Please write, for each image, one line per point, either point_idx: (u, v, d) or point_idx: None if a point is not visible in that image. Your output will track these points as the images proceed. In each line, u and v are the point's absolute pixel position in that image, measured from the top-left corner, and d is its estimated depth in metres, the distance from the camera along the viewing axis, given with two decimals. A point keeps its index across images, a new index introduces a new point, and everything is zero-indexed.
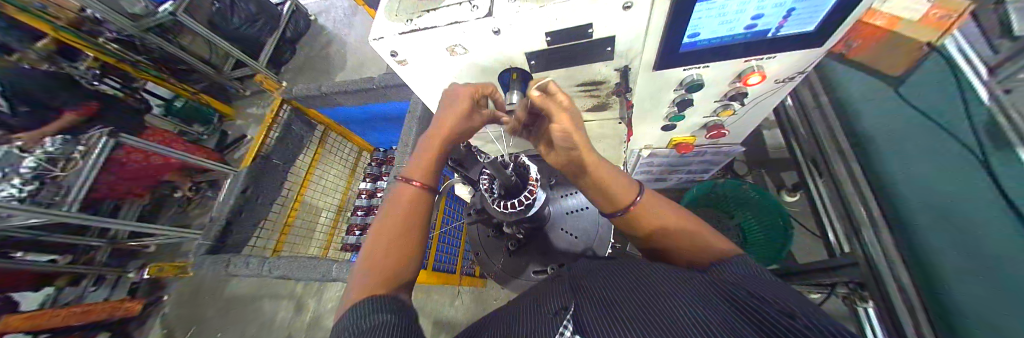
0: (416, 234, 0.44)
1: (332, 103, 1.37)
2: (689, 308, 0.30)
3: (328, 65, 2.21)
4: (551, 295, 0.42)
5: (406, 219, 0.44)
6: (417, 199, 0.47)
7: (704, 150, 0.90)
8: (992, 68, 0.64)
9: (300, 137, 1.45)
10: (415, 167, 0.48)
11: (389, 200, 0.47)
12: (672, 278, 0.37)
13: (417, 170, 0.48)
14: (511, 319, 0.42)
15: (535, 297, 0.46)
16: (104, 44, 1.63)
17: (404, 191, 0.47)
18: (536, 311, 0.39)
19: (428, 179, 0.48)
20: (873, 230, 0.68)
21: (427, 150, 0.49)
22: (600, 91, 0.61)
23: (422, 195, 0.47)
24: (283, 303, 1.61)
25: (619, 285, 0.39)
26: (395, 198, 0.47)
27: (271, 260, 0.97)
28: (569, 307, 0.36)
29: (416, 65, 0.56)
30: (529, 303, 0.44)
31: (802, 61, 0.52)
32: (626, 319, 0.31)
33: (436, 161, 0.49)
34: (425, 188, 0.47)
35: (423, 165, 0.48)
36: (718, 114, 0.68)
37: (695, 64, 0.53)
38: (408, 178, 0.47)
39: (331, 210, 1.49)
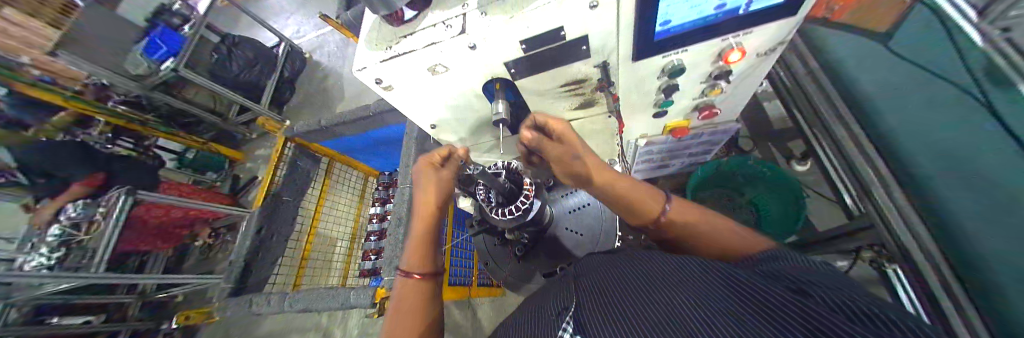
0: (431, 312, 0.49)
1: (333, 135, 1.41)
2: (692, 300, 0.29)
3: (327, 98, 2.28)
4: (556, 296, 0.43)
5: (414, 307, 0.49)
6: (419, 287, 0.51)
7: (699, 131, 0.89)
8: (981, 9, 0.61)
9: (306, 171, 1.48)
10: (412, 259, 0.53)
11: (394, 299, 0.51)
12: (675, 266, 0.37)
13: (414, 262, 0.53)
14: (518, 322, 0.42)
15: (541, 299, 0.47)
16: (113, 107, 1.71)
17: (406, 286, 0.52)
18: (540, 313, 0.40)
19: (423, 265, 0.53)
20: (882, 186, 0.66)
21: (418, 235, 0.56)
22: (584, 89, 0.62)
23: (423, 284, 0.52)
24: (308, 336, 1.63)
25: (621, 278, 0.39)
26: (399, 295, 0.52)
27: (290, 295, 0.99)
28: (570, 308, 0.36)
29: (401, 88, 0.58)
30: (534, 306, 0.45)
31: (779, 31, 0.52)
32: (631, 318, 0.31)
33: (429, 247, 0.55)
34: (424, 275, 0.52)
35: (418, 255, 0.54)
36: (706, 95, 0.68)
37: (673, 49, 0.53)
38: (407, 271, 0.52)
39: (344, 239, 1.53)
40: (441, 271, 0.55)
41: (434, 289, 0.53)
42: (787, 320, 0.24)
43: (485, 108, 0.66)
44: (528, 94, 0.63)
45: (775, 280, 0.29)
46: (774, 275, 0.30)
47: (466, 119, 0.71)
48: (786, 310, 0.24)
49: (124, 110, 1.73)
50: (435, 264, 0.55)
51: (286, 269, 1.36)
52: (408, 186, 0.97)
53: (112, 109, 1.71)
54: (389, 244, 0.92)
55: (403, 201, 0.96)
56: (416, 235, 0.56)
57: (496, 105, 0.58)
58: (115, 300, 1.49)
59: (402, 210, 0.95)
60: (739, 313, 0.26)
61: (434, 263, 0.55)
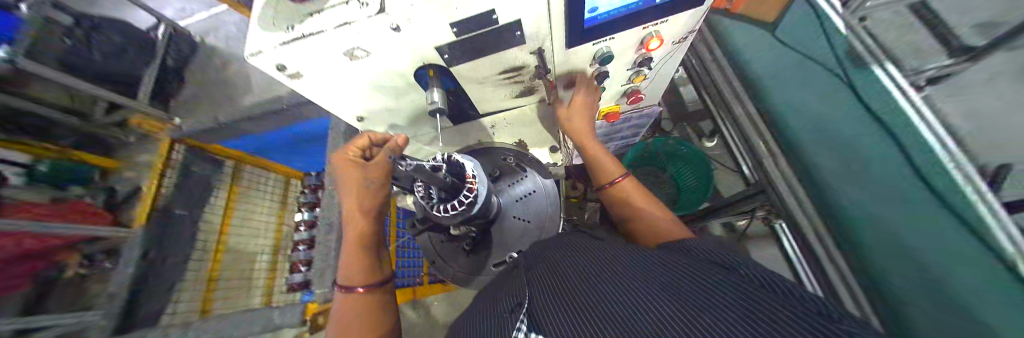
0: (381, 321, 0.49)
1: (238, 131, 1.17)
2: (638, 280, 0.31)
3: (230, 88, 1.90)
4: (508, 291, 0.42)
5: (360, 320, 0.47)
6: (362, 301, 0.49)
7: (629, 115, 0.96)
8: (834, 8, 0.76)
9: (207, 178, 1.24)
10: (351, 273, 0.51)
11: (336, 317, 0.49)
12: (620, 252, 0.39)
13: (354, 276, 0.51)
14: (470, 322, 0.40)
15: (494, 296, 0.45)
16: None
17: (349, 301, 0.50)
18: (494, 311, 0.38)
19: (366, 277, 0.51)
20: (769, 156, 0.80)
21: (354, 248, 0.52)
22: (523, 76, 0.62)
23: (369, 296, 0.50)
24: None
25: (571, 266, 0.40)
26: (341, 311, 0.49)
27: (196, 326, 0.83)
28: (524, 301, 0.35)
29: (315, 76, 0.50)
30: (487, 305, 0.42)
31: (688, 22, 0.57)
32: (584, 299, 0.31)
33: (370, 258, 0.52)
34: (368, 287, 0.50)
35: (358, 266, 0.51)
36: (632, 81, 0.74)
37: (602, 37, 0.55)
38: (348, 286, 0.50)
39: (266, 252, 1.33)
40: (387, 280, 0.53)
41: (382, 300, 0.51)
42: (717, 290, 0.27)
43: (420, 97, 0.61)
44: (466, 82, 0.61)
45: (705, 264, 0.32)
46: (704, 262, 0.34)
47: (400, 109, 0.65)
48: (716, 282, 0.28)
49: None
50: (380, 273, 0.53)
51: (194, 296, 1.14)
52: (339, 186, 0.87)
53: None
54: (320, 252, 0.82)
55: (334, 204, 0.86)
56: (354, 244, 0.52)
57: (431, 93, 0.54)
58: None
59: (334, 214, 0.85)
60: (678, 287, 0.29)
61: (378, 273, 0.53)
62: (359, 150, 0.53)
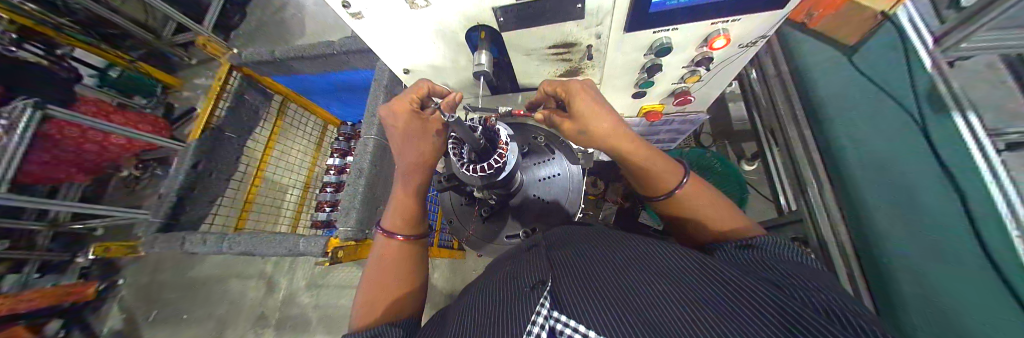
0: (416, 272, 0.53)
1: (289, 70, 1.25)
2: (676, 287, 0.30)
3: (284, 31, 2.00)
4: (529, 265, 0.43)
5: (399, 267, 0.52)
6: (402, 249, 0.53)
7: (670, 118, 0.93)
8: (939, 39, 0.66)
9: (254, 107, 1.35)
10: (395, 220, 0.55)
11: (375, 256, 0.54)
12: (656, 249, 0.38)
13: (397, 223, 0.54)
14: (490, 286, 0.42)
15: (514, 267, 0.46)
16: (19, 4, 1.38)
17: (388, 246, 0.53)
18: (513, 281, 0.39)
19: (409, 228, 0.55)
20: (815, 187, 0.74)
21: (402, 197, 0.56)
22: (573, 54, 0.60)
23: (407, 245, 0.54)
24: (252, 283, 1.58)
25: (597, 254, 0.40)
26: (381, 252, 0.54)
27: (231, 236, 0.92)
28: (546, 281, 0.36)
29: (373, 19, 0.51)
30: (506, 274, 0.44)
31: (763, 23, 0.53)
32: (610, 297, 0.31)
33: (415, 211, 0.56)
34: (409, 238, 0.54)
35: (403, 216, 0.55)
36: (685, 81, 0.70)
37: (664, 26, 0.52)
38: (391, 232, 0.54)
39: (297, 187, 1.41)
40: (425, 236, 0.57)
41: (418, 252, 0.55)
42: (773, 311, 0.25)
43: (466, 58, 0.62)
44: (514, 50, 0.60)
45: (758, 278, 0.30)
46: (753, 273, 0.31)
47: (445, 67, 0.66)
48: (770, 303, 0.26)
49: (33, 8, 1.42)
50: (420, 227, 0.57)
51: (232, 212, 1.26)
52: (372, 137, 0.91)
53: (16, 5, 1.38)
54: (347, 194, 0.87)
55: (366, 153, 0.90)
56: (402, 195, 0.56)
57: (478, 55, 0.54)
58: (21, 227, 1.36)
59: (364, 162, 0.89)
60: (722, 302, 0.27)
61: (419, 226, 0.56)
62: (417, 97, 0.54)
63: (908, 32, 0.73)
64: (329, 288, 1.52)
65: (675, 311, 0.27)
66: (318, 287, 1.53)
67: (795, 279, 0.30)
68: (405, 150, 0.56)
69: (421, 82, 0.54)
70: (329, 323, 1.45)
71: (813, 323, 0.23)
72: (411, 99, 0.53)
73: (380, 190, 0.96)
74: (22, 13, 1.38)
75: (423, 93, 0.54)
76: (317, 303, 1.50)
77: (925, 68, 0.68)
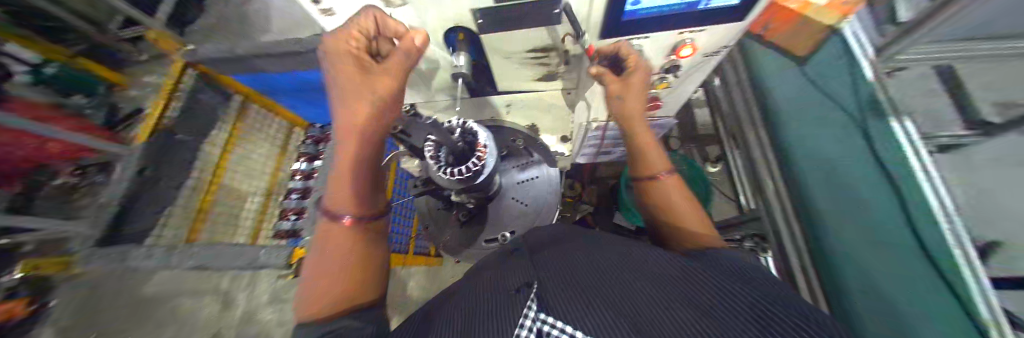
0: (373, 263, 0.42)
1: (252, 69, 1.17)
2: (663, 284, 0.30)
3: (247, 26, 1.87)
4: (511, 271, 0.41)
5: (349, 258, 0.40)
6: (351, 235, 0.41)
7: (643, 122, 0.96)
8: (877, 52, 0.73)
9: (211, 107, 1.23)
10: (339, 199, 0.42)
11: (317, 247, 0.42)
12: (639, 253, 0.38)
13: (343, 203, 0.41)
14: (470, 293, 0.40)
15: (493, 273, 0.45)
16: None
17: (333, 232, 0.41)
18: (492, 287, 0.38)
19: (359, 208, 0.42)
20: (774, 186, 0.79)
21: (345, 172, 0.41)
22: (550, 58, 0.61)
23: (358, 230, 0.42)
24: (206, 299, 1.45)
25: (578, 257, 0.40)
26: (323, 240, 0.41)
27: (181, 248, 0.84)
28: (533, 283, 0.34)
29: (345, 15, 0.48)
30: (487, 280, 0.42)
31: (726, 34, 0.56)
32: (599, 295, 0.30)
33: (366, 186, 0.42)
34: (361, 221, 0.42)
35: (349, 194, 0.41)
36: (655, 87, 0.73)
37: (637, 33, 0.53)
38: (335, 215, 0.41)
39: (259, 194, 1.33)
40: (380, 214, 0.45)
41: (372, 236, 0.44)
42: (756, 301, 0.25)
43: (444, 59, 0.61)
44: (493, 53, 0.60)
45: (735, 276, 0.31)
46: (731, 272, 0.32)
47: (423, 68, 0.65)
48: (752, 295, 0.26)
49: None
50: (372, 204, 0.44)
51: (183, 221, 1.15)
52: None
53: None
54: None
55: None
56: (343, 168, 0.41)
57: (456, 57, 0.54)
58: None
59: None
60: (708, 297, 0.27)
61: (372, 204, 0.44)
62: (363, 35, 0.38)
63: (852, 44, 0.80)
64: (292, 303, 1.46)
65: (661, 304, 0.27)
66: (281, 301, 1.48)
67: (768, 277, 0.31)
68: (343, 108, 0.39)
69: (368, 10, 0.38)
70: None
71: (793, 309, 0.23)
72: (349, 39, 0.37)
73: None
74: None
75: (367, 28, 0.38)
76: (278, 320, 1.45)
77: (866, 77, 0.75)
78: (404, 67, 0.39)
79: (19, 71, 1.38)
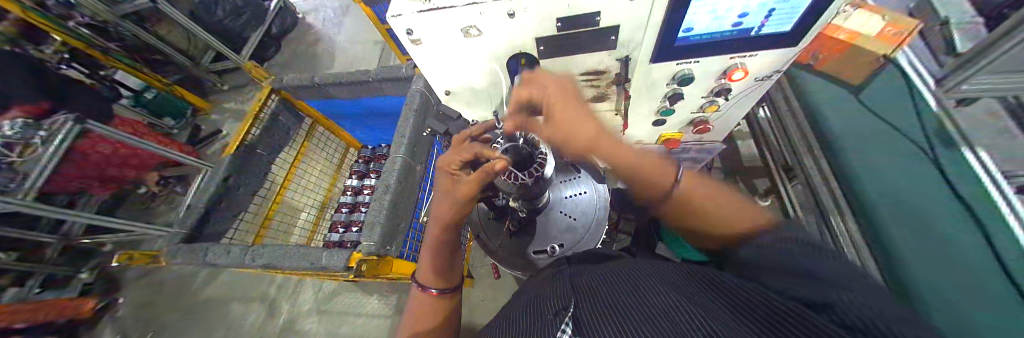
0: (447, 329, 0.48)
1: (322, 95, 1.35)
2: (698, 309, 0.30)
3: (315, 62, 2.18)
4: (551, 293, 0.42)
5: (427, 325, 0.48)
6: (433, 303, 0.52)
7: (688, 146, 0.98)
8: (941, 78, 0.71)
9: (287, 129, 1.41)
10: (427, 274, 0.54)
11: (409, 310, 0.53)
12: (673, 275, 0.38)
13: (430, 277, 0.53)
14: (512, 319, 0.41)
15: (538, 294, 0.46)
16: (75, 28, 1.57)
17: (421, 300, 0.52)
18: (538, 314, 0.37)
19: (441, 282, 0.53)
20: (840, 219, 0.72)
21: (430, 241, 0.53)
22: (601, 81, 0.66)
23: (440, 300, 0.52)
24: (253, 306, 1.53)
25: (619, 279, 0.39)
26: (414, 306, 0.53)
27: (253, 248, 0.93)
28: (569, 307, 0.35)
29: (429, 45, 0.57)
30: (529, 303, 0.43)
31: (778, 59, 0.58)
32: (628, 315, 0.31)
33: (446, 261, 0.53)
34: (442, 292, 0.52)
35: (434, 270, 0.53)
36: (705, 110, 0.75)
37: (688, 58, 0.58)
38: (425, 285, 0.53)
39: (312, 208, 1.47)
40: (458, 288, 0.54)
41: (449, 305, 0.53)
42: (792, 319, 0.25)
43: (503, 82, 0.68)
44: None
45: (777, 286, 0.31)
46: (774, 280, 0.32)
47: (483, 91, 0.72)
48: None
49: (88, 34, 1.61)
50: (452, 277, 0.54)
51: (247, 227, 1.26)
52: (401, 156, 0.95)
53: (73, 30, 1.58)
54: (371, 211, 0.89)
55: (393, 170, 0.94)
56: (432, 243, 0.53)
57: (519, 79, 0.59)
58: (33, 238, 1.36)
59: (391, 179, 0.93)
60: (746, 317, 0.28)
61: (449, 279, 0.54)
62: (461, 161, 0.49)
63: None
64: (331, 314, 1.47)
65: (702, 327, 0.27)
66: (320, 312, 1.48)
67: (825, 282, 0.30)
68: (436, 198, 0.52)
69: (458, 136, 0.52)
70: None
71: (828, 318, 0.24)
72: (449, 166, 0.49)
73: (403, 207, 0.98)
74: (79, 39, 1.61)
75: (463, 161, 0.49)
76: (317, 331, 1.44)
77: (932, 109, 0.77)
78: (479, 182, 0.46)
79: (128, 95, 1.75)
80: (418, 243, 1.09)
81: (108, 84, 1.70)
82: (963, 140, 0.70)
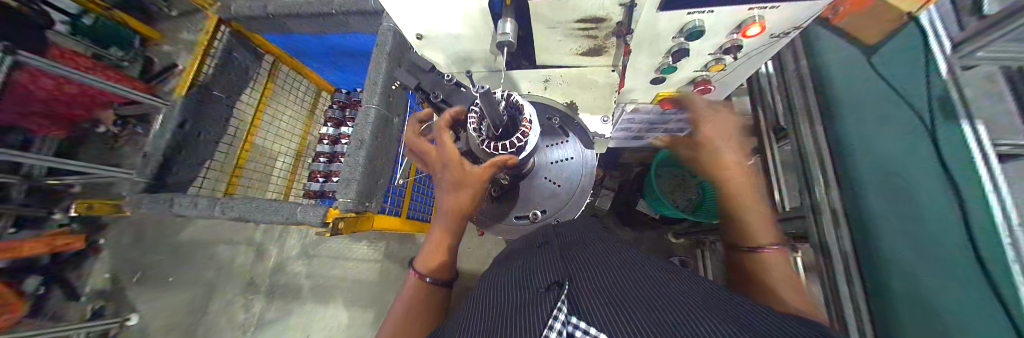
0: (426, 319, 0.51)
1: (281, 29, 1.17)
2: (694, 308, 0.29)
3: None
4: (541, 267, 0.42)
5: (420, 308, 0.52)
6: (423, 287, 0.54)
7: (683, 107, 0.93)
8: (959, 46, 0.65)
9: (243, 67, 1.25)
10: (427, 261, 0.55)
11: (404, 290, 0.55)
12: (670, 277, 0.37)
13: (429, 264, 0.55)
14: (500, 287, 0.41)
15: (526, 265, 0.46)
16: None
17: (417, 283, 0.54)
18: (522, 283, 0.39)
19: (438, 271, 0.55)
20: (825, 188, 0.74)
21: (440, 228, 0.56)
22: (600, 31, 0.57)
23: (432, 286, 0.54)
24: (241, 249, 1.56)
25: (610, 260, 0.41)
26: (409, 287, 0.55)
27: (224, 201, 0.89)
28: (562, 283, 0.35)
29: None
30: (518, 273, 0.43)
31: (802, 13, 0.50)
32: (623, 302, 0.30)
33: (446, 250, 0.56)
34: (436, 283, 0.54)
35: (434, 258, 0.55)
36: (708, 69, 0.68)
37: (702, 7, 0.49)
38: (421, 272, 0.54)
39: (288, 155, 1.38)
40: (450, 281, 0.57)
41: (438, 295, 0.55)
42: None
43: (486, 28, 0.58)
44: (538, 22, 0.56)
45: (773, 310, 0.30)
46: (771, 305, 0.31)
47: (463, 36, 0.62)
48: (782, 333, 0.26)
49: None
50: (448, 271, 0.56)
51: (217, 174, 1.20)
52: (374, 106, 0.86)
53: None
54: (345, 166, 0.84)
55: (366, 122, 0.86)
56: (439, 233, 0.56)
57: (503, 24, 0.50)
58: None
59: (365, 132, 0.86)
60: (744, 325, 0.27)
61: (445, 270, 0.56)
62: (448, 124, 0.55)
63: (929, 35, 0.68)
64: (321, 257, 1.53)
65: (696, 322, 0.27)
66: (311, 256, 1.54)
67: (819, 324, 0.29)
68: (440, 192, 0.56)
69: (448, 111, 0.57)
70: (321, 293, 1.47)
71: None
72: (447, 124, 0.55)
73: (381, 162, 0.93)
74: None
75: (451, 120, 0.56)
76: (310, 272, 1.52)
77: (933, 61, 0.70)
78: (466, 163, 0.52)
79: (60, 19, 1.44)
80: (400, 197, 1.06)
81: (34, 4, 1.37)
82: (963, 111, 0.62)
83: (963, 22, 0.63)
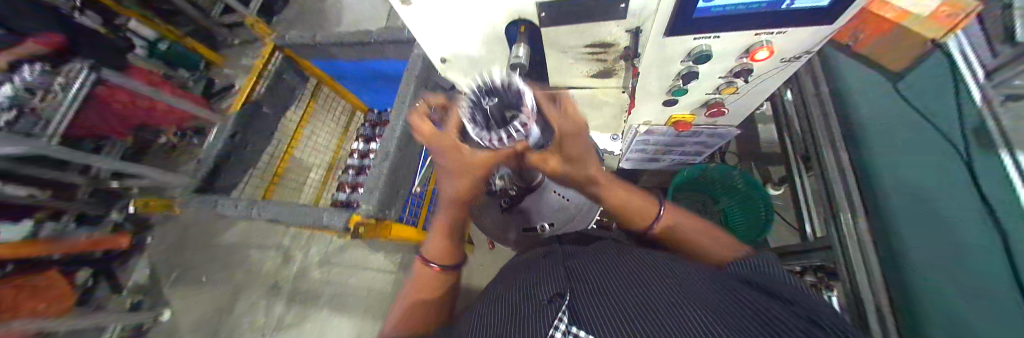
0: (438, 309, 0.51)
1: (328, 55, 1.32)
2: (695, 309, 0.27)
3: (325, 18, 2.09)
4: (547, 277, 0.41)
5: (424, 298, 0.51)
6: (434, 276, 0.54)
7: (699, 129, 0.93)
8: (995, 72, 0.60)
9: (291, 87, 1.42)
10: (433, 250, 0.55)
11: (411, 281, 0.56)
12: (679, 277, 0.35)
13: (435, 253, 0.55)
14: (504, 298, 0.41)
15: (532, 276, 0.45)
16: None
17: (424, 271, 0.55)
18: (525, 294, 0.38)
19: (446, 259, 0.55)
20: (851, 215, 0.69)
21: (440, 224, 0.54)
22: (608, 54, 0.60)
23: (443, 276, 0.55)
24: (269, 254, 1.65)
25: (621, 269, 0.39)
26: (415, 278, 0.56)
27: (260, 204, 0.97)
28: (564, 294, 0.34)
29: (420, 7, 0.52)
30: (525, 284, 0.43)
31: (810, 37, 0.51)
32: (622, 312, 0.28)
33: (450, 241, 0.56)
34: (447, 269, 0.55)
35: (440, 248, 0.55)
36: (721, 91, 0.69)
37: (706, 32, 0.51)
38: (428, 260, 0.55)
39: (321, 167, 1.48)
40: (461, 266, 0.57)
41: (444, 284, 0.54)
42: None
43: (502, 51, 0.64)
44: (549, 47, 0.60)
45: (792, 306, 0.27)
46: (786, 302, 0.28)
47: (481, 58, 0.68)
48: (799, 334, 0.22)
49: None
50: (455, 256, 0.57)
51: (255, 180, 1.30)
52: (401, 122, 0.94)
53: None
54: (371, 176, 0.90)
55: (392, 137, 0.93)
56: (439, 225, 0.54)
57: (516, 48, 0.54)
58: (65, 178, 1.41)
59: (390, 145, 0.92)
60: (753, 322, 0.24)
61: (454, 258, 0.57)
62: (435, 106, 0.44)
63: (961, 64, 0.66)
64: (339, 266, 1.58)
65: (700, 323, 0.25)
66: (329, 264, 1.59)
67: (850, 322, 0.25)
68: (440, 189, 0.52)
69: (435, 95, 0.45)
70: (336, 301, 1.50)
71: None
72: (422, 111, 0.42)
73: (403, 174, 0.98)
74: None
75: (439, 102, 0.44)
76: (325, 280, 1.56)
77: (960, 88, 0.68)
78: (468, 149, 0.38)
79: (141, 44, 1.72)
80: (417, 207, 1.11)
81: (123, 32, 1.65)
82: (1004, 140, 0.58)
83: (994, 51, 0.60)
